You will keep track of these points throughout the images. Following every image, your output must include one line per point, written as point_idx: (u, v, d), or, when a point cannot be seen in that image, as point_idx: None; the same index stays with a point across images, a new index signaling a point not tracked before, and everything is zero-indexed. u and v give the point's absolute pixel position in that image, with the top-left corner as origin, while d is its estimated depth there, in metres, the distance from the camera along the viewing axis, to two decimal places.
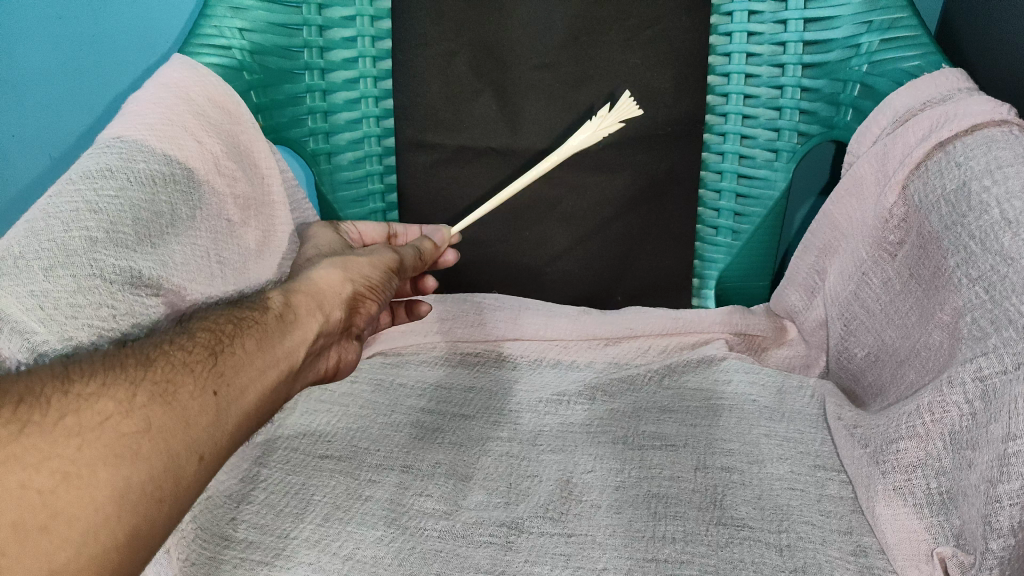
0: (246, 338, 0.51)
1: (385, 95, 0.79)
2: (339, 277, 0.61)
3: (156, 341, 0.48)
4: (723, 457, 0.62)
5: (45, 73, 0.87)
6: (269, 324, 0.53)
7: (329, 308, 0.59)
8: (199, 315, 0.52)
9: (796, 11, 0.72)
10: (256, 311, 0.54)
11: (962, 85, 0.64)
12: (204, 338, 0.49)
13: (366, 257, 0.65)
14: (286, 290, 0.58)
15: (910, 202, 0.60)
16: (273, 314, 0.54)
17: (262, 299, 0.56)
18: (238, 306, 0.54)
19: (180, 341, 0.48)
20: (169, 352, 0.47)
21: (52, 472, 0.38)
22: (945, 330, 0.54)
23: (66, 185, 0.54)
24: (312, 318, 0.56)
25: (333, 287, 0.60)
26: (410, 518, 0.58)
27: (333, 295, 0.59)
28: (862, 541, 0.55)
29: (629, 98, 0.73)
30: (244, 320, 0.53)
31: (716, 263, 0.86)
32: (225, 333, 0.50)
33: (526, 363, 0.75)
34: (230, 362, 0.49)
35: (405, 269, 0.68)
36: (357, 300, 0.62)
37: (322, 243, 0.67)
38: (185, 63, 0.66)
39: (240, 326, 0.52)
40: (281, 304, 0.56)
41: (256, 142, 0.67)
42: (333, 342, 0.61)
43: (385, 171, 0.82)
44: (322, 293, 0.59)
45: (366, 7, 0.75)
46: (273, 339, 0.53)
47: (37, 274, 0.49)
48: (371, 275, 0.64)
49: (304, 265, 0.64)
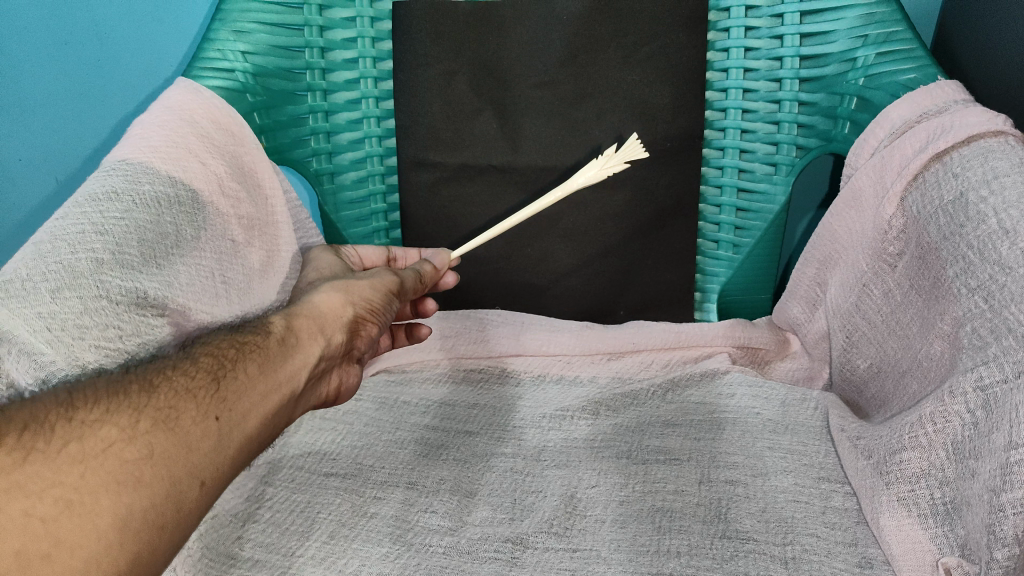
0: (249, 363, 0.51)
1: (387, 115, 0.81)
2: (339, 300, 0.61)
3: (158, 367, 0.48)
4: (727, 470, 0.62)
5: (52, 98, 0.88)
6: (270, 349, 0.54)
7: (331, 331, 0.59)
8: (202, 340, 0.53)
9: (792, 26, 0.73)
10: (258, 336, 0.55)
11: (958, 97, 0.65)
12: (207, 363, 0.50)
13: (367, 280, 0.65)
14: (290, 315, 0.58)
15: (909, 214, 0.61)
16: (275, 339, 0.55)
17: (263, 324, 0.57)
18: (240, 331, 0.55)
19: (183, 367, 0.49)
20: (171, 377, 0.47)
21: (55, 500, 0.38)
22: (946, 340, 0.55)
23: (71, 209, 0.55)
24: (312, 343, 0.57)
25: (334, 311, 0.60)
26: (416, 535, 0.58)
27: (334, 319, 0.60)
28: (868, 553, 0.55)
29: (635, 140, 0.73)
30: (244, 345, 0.53)
31: (717, 276, 0.87)
32: (227, 359, 0.51)
33: (530, 378, 0.76)
34: (234, 387, 0.49)
35: (405, 290, 0.68)
36: (357, 324, 0.62)
37: (323, 266, 0.68)
38: (189, 86, 0.67)
39: (241, 351, 0.52)
40: (282, 329, 0.56)
41: (259, 163, 0.68)
42: (333, 366, 0.61)
43: (388, 189, 0.85)
44: (324, 317, 0.59)
45: (367, 29, 0.77)
46: (274, 365, 0.53)
47: (43, 296, 0.49)
48: (373, 297, 0.64)
49: (304, 289, 0.65)
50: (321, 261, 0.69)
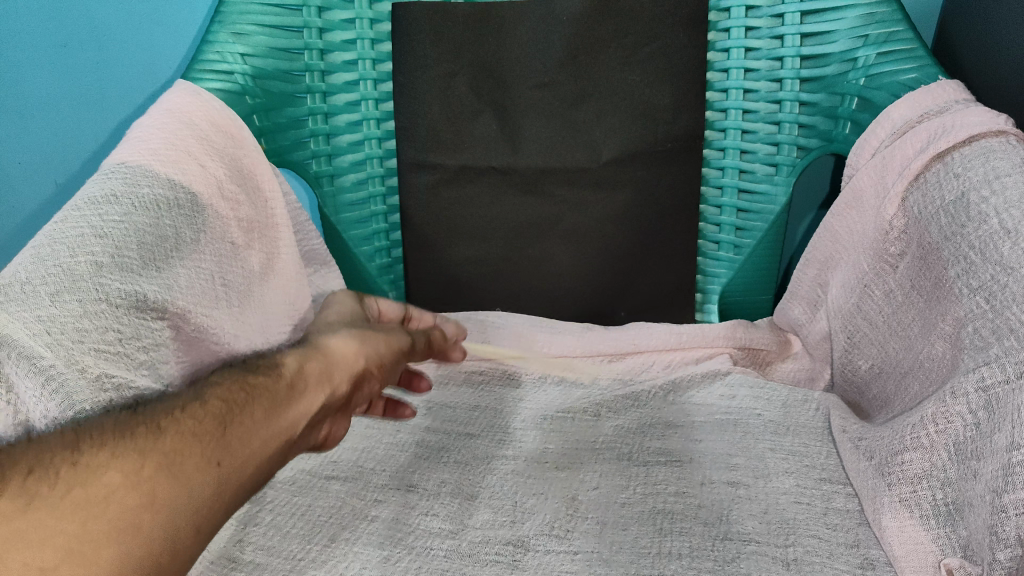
0: (256, 407, 0.51)
1: (386, 117, 0.81)
2: (351, 349, 0.62)
3: (168, 406, 0.48)
4: (728, 472, 0.62)
5: (51, 101, 0.88)
6: (280, 393, 0.54)
7: (338, 380, 0.60)
8: (213, 379, 0.53)
9: (792, 26, 0.73)
10: (268, 378, 0.55)
11: (960, 96, 0.65)
12: (217, 405, 0.50)
13: (379, 335, 0.66)
14: (299, 358, 0.59)
15: (910, 214, 0.60)
16: (284, 382, 0.55)
17: (274, 364, 0.57)
18: (250, 371, 0.55)
19: (192, 407, 0.48)
20: (179, 420, 0.47)
21: (53, 550, 0.38)
22: (947, 340, 0.54)
23: (71, 212, 0.55)
24: (319, 390, 0.57)
25: (344, 359, 0.61)
26: (417, 538, 0.58)
27: (343, 368, 0.61)
28: (870, 554, 0.55)
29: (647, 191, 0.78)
30: (254, 386, 0.53)
31: (718, 277, 0.87)
32: (236, 402, 0.51)
33: (531, 380, 0.75)
34: (242, 435, 0.49)
35: (415, 352, 0.71)
36: (364, 374, 0.63)
37: (337, 312, 0.69)
38: (188, 89, 0.67)
39: (250, 394, 0.52)
40: (292, 373, 0.56)
41: (258, 165, 0.68)
42: (332, 415, 0.61)
43: (387, 192, 0.84)
44: (333, 364, 0.60)
45: (366, 31, 0.77)
46: (281, 411, 0.53)
47: (43, 299, 0.48)
48: (382, 351, 0.65)
49: (317, 331, 0.65)
50: (335, 307, 0.70)
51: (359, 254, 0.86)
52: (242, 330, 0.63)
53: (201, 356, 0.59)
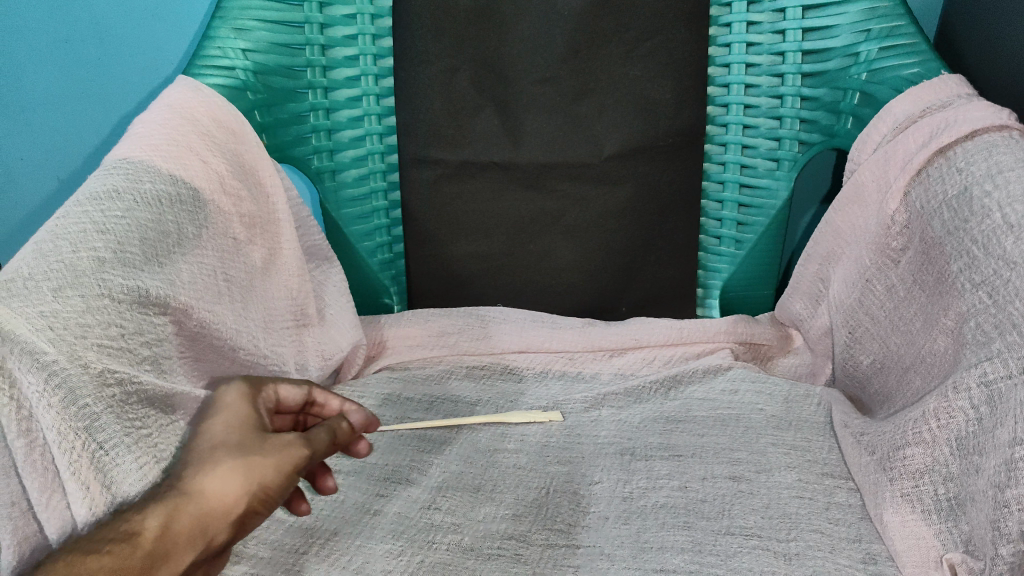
0: None
1: (388, 112, 0.80)
2: (233, 490, 0.45)
3: None
4: (731, 466, 0.62)
5: (53, 96, 0.88)
6: (212, 506, 0.45)
7: (212, 535, 0.44)
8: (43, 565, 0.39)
9: (794, 21, 0.73)
10: (116, 552, 0.40)
11: (963, 90, 0.66)
12: None
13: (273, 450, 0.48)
14: (235, 448, 0.48)
15: (912, 209, 0.60)
16: (143, 551, 0.41)
17: (130, 523, 0.42)
18: (94, 542, 0.41)
19: None
20: (81, 572, 0.39)
21: None
22: (950, 335, 0.55)
23: (73, 208, 0.54)
24: (192, 549, 0.43)
25: (222, 503, 0.45)
26: (420, 532, 0.58)
27: (218, 520, 0.45)
28: (871, 549, 0.54)
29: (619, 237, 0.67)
30: (179, 502, 0.44)
31: (720, 272, 0.86)
32: None
33: (532, 375, 0.76)
34: None
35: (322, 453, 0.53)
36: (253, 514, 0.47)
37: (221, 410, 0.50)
38: (191, 86, 0.68)
39: (176, 514, 0.43)
40: (240, 469, 0.46)
41: (260, 161, 0.68)
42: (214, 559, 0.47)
43: (389, 187, 0.83)
44: (206, 519, 0.44)
45: (368, 26, 0.76)
46: (209, 540, 0.44)
47: (46, 295, 0.48)
48: (338, 425, 0.55)
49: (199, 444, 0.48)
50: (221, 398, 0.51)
51: (360, 250, 0.84)
52: (245, 327, 0.63)
53: (204, 352, 0.59)
